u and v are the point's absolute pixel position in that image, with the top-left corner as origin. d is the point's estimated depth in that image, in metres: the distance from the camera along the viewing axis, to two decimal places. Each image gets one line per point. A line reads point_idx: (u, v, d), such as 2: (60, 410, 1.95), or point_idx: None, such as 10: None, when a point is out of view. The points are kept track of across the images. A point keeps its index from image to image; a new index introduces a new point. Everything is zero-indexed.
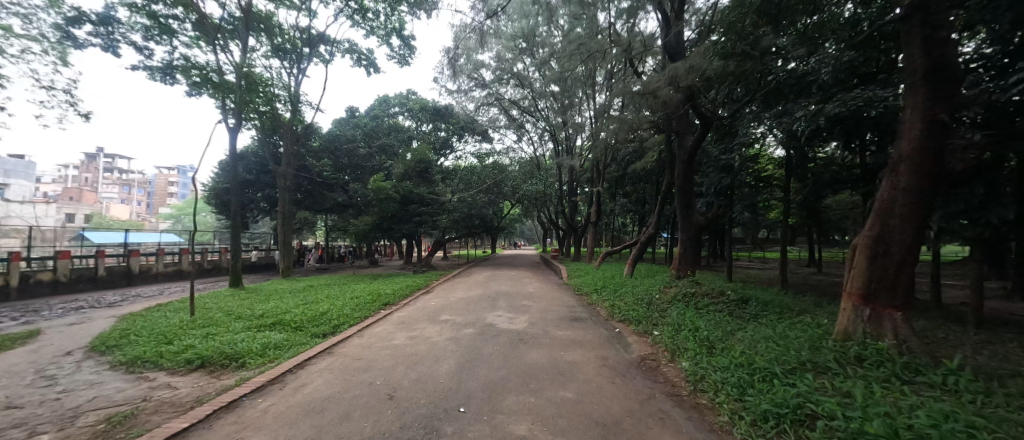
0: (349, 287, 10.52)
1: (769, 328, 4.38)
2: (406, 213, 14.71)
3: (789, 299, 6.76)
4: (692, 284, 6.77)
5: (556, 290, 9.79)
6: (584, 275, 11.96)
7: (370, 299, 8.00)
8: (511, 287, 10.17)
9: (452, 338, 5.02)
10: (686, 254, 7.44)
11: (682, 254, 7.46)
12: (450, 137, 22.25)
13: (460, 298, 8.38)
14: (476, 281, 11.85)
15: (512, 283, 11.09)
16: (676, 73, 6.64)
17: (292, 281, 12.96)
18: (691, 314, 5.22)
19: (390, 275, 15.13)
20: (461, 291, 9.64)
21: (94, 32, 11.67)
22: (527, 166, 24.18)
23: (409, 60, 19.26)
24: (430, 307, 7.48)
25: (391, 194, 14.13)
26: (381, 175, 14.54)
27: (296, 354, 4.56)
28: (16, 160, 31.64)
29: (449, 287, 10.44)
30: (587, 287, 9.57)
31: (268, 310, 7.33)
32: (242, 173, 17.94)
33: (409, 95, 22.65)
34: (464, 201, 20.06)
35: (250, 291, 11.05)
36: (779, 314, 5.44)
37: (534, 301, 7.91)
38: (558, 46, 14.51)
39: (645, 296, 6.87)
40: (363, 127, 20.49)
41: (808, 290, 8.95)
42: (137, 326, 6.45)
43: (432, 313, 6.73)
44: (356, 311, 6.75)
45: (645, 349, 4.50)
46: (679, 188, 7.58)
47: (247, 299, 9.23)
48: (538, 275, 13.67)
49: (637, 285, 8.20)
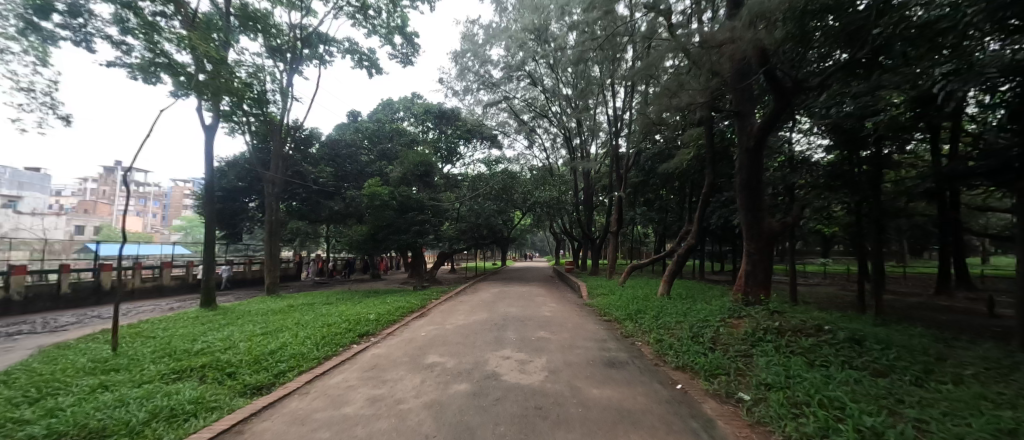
0: (330, 308, 8.94)
1: (967, 413, 2.54)
2: (403, 222, 12.95)
3: (917, 339, 4.77)
4: (767, 313, 4.98)
5: (578, 314, 7.99)
6: (608, 294, 10.13)
7: (343, 328, 6.29)
8: (522, 309, 8.44)
9: (434, 404, 3.28)
10: (755, 271, 5.61)
11: (750, 272, 5.62)
12: (457, 142, 20.85)
13: (459, 327, 6.67)
14: (483, 301, 10.11)
15: (524, 304, 9.33)
16: (753, 17, 4.85)
17: (274, 300, 11.47)
18: (799, 372, 3.41)
19: (387, 291, 13.43)
20: (462, 314, 7.94)
21: (64, 23, 10.50)
22: (540, 172, 22.55)
23: (412, 59, 18.04)
24: (418, 340, 5.79)
25: (387, 200, 12.44)
26: (377, 179, 12.88)
27: (187, 435, 2.88)
28: (34, 173, 31.43)
29: (449, 309, 8.71)
30: (617, 310, 7.75)
31: (212, 344, 5.71)
32: (232, 180, 16.65)
33: (414, 99, 21.49)
34: (471, 210, 19.52)
35: (221, 313, 9.57)
36: (927, 370, 3.58)
37: (553, 331, 6.13)
38: (574, 38, 13.02)
39: (705, 330, 5.10)
40: (366, 132, 19.38)
41: (907, 318, 6.90)
42: (34, 367, 4.91)
43: (417, 352, 5.04)
44: (318, 348, 5.12)
45: (744, 436, 2.72)
46: (740, 186, 5.84)
47: (205, 325, 7.67)
48: (554, 293, 11.88)
49: (686, 311, 6.38)
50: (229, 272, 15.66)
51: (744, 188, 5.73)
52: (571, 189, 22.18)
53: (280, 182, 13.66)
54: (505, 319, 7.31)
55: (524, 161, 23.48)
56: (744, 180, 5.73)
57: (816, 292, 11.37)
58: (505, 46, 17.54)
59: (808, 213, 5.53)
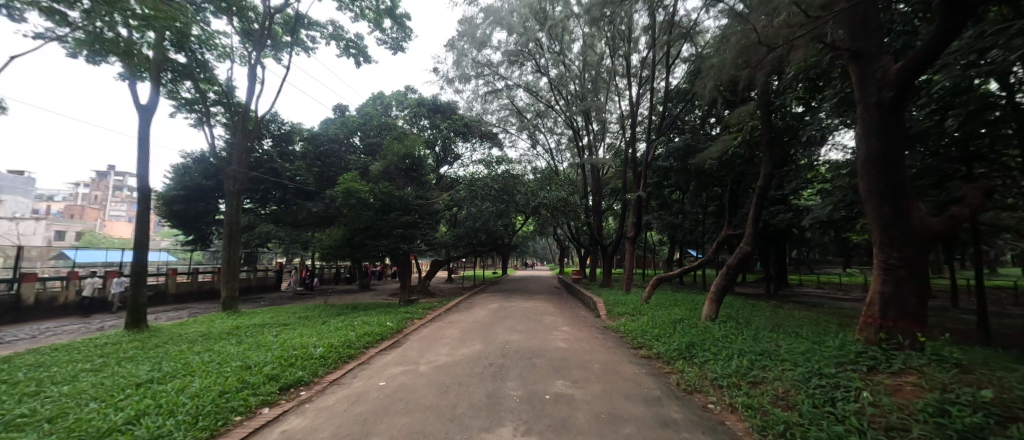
0: (276, 334, 6.88)
1: None
2: (382, 225, 10.58)
3: None
4: (949, 369, 2.90)
5: (603, 346, 5.89)
6: (634, 315, 8.04)
7: (262, 374, 4.18)
8: (526, 339, 6.33)
9: None
10: (904, 291, 3.48)
11: (897, 293, 3.49)
12: (453, 139, 18.91)
13: (435, 369, 4.60)
14: (477, 323, 8.02)
15: (530, 329, 7.23)
16: None
17: (223, 319, 9.46)
18: None
19: (366, 307, 11.34)
20: (446, 347, 5.84)
21: None
22: (544, 172, 20.52)
23: (403, 45, 16.14)
24: (365, 398, 3.75)
25: (363, 198, 10.29)
26: (353, 173, 10.72)
27: None
28: (15, 176, 29.61)
29: (431, 337, 6.63)
30: (656, 340, 5.73)
31: (43, 405, 3.62)
32: (195, 178, 14.65)
33: (407, 93, 19.70)
34: (470, 214, 17.90)
35: (143, 338, 7.57)
36: None
37: (574, 382, 4.06)
38: (588, 13, 11.17)
39: (836, 395, 3.04)
40: (343, 125, 17.27)
41: None
42: None
43: (352, 435, 2.91)
44: (195, 422, 3.04)
45: None
46: (864, 162, 3.81)
47: (93, 361, 5.62)
48: (564, 311, 9.80)
49: (768, 351, 4.36)
50: (164, 286, 13.38)
51: (873, 164, 3.69)
52: (579, 191, 20.10)
53: (243, 178, 11.66)
54: (502, 355, 5.23)
55: (528, 162, 21.55)
56: (876, 152, 3.67)
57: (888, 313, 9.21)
58: (509, 33, 15.69)
59: (989, 204, 3.43)
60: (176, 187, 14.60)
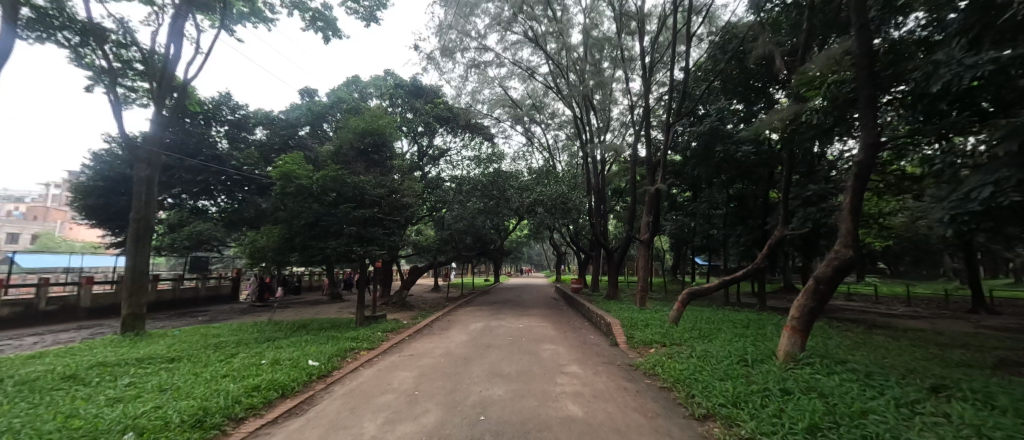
0: (128, 383, 4.43)
1: None
2: (332, 221, 8.11)
3: None
4: None
5: (644, 416, 3.50)
6: (668, 347, 5.71)
7: None
8: (517, 398, 3.90)
9: None
10: None
11: None
12: (437, 129, 16.63)
13: None
14: (447, 360, 5.57)
15: (522, 373, 4.80)
16: None
17: (102, 347, 7.01)
18: None
19: (314, 327, 8.98)
20: (376, 420, 3.37)
21: None
22: (541, 168, 18.22)
23: (378, 16, 13.80)
24: None
25: (307, 186, 7.87)
26: (297, 155, 8.27)
27: None
28: None
29: (364, 392, 4.14)
30: (734, 404, 3.37)
31: None
32: (117, 168, 12.12)
33: (386, 77, 17.39)
34: (457, 216, 15.82)
35: None
36: None
37: None
38: None
39: None
40: (308, 110, 14.83)
41: None
42: None
43: None
44: None
45: None
46: None
47: None
48: (569, 335, 7.44)
49: None
50: (67, 300, 11.05)
51: None
52: (580, 189, 17.84)
53: (159, 162, 9.16)
54: None
55: (523, 158, 19.27)
56: None
57: (996, 344, 6.93)
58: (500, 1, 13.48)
59: None
60: (95, 178, 12.09)
